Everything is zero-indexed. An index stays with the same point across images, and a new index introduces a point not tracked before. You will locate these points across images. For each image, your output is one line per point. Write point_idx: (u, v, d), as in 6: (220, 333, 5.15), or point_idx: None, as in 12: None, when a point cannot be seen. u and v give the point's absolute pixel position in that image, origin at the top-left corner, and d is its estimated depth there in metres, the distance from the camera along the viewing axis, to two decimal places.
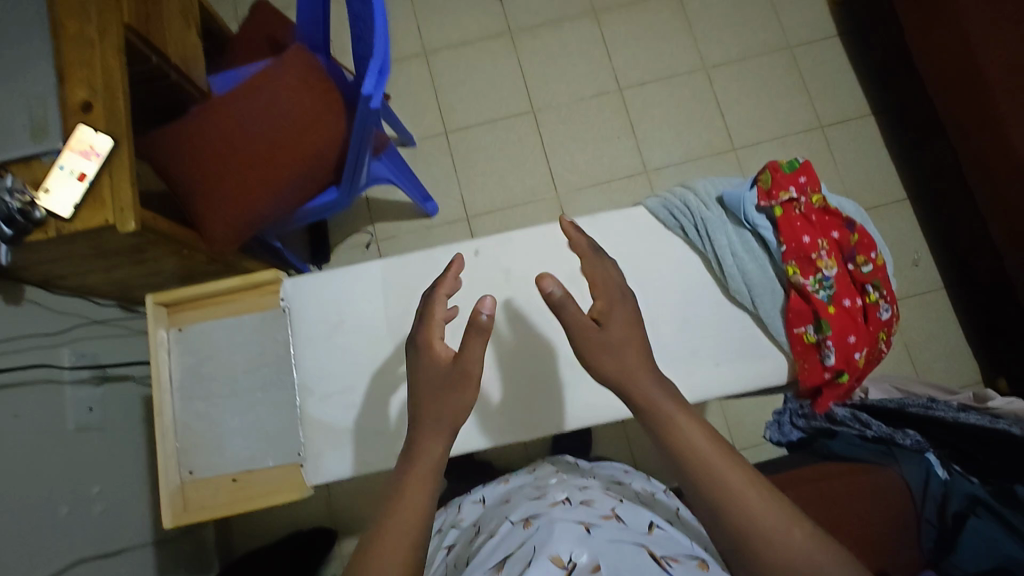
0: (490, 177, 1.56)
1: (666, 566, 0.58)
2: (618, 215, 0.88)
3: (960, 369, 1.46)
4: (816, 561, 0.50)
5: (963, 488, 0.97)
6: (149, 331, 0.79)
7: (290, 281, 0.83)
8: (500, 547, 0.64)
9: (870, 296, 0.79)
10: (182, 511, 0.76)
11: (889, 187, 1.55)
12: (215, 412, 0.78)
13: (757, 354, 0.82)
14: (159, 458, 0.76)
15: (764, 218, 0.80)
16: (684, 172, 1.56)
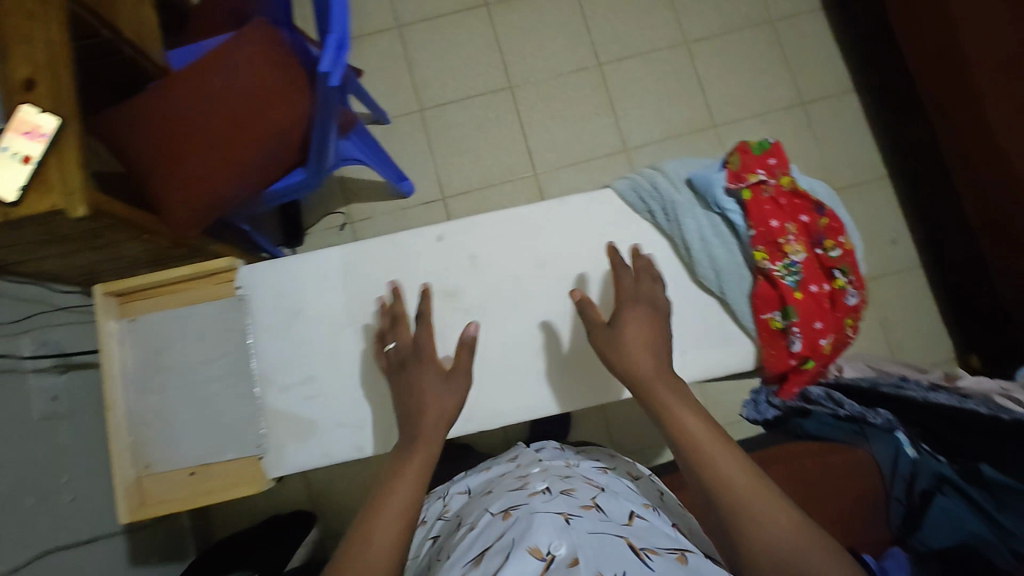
0: (466, 155, 1.53)
1: (645, 558, 0.58)
2: (585, 198, 0.87)
3: (934, 347, 1.47)
4: (799, 542, 0.55)
5: (931, 468, 0.97)
6: (99, 322, 0.80)
7: (247, 269, 0.84)
8: (481, 538, 0.63)
9: (839, 281, 0.78)
10: (139, 505, 0.79)
11: (869, 166, 1.54)
12: (169, 405, 0.81)
13: (724, 339, 0.82)
14: (115, 452, 0.78)
15: (731, 200, 0.79)
16: (664, 150, 1.54)
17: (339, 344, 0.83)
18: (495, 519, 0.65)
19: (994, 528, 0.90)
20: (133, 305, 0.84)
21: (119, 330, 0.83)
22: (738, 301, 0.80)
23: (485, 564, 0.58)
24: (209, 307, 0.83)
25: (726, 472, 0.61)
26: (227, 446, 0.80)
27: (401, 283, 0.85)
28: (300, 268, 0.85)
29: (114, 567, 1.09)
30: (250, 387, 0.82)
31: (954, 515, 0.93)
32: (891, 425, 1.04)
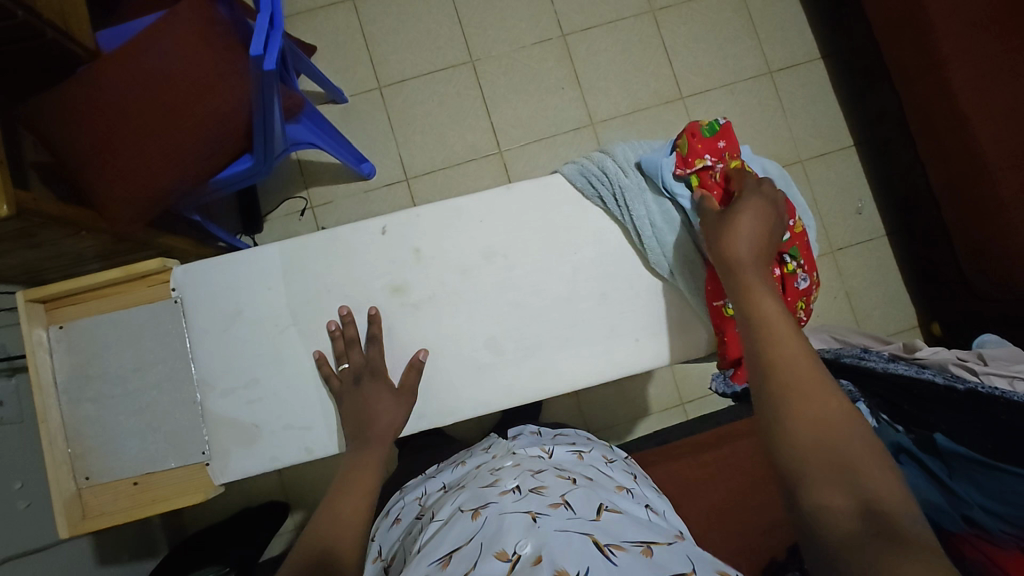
0: (429, 134, 1.48)
1: (610, 555, 0.56)
2: (534, 184, 0.85)
3: (898, 315, 1.49)
4: (842, 425, 0.54)
5: (890, 438, 1.02)
6: (25, 330, 0.78)
7: (181, 269, 0.82)
8: (448, 535, 0.63)
9: (789, 266, 0.77)
10: (81, 518, 0.78)
11: (837, 135, 1.53)
12: (106, 416, 0.79)
13: (679, 329, 0.83)
14: (51, 467, 0.77)
15: (680, 184, 0.78)
16: (631, 123, 1.51)
17: (285, 345, 0.82)
18: (464, 519, 0.65)
19: (948, 495, 0.92)
20: (61, 311, 0.82)
21: (49, 337, 0.81)
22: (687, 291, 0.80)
23: (453, 565, 0.58)
24: (140, 311, 0.81)
25: (790, 355, 0.59)
26: (170, 455, 0.79)
27: (345, 281, 0.83)
28: (239, 266, 0.82)
29: (79, 571, 1.07)
30: (191, 393, 0.81)
31: (914, 482, 0.95)
32: (853, 395, 1.08)
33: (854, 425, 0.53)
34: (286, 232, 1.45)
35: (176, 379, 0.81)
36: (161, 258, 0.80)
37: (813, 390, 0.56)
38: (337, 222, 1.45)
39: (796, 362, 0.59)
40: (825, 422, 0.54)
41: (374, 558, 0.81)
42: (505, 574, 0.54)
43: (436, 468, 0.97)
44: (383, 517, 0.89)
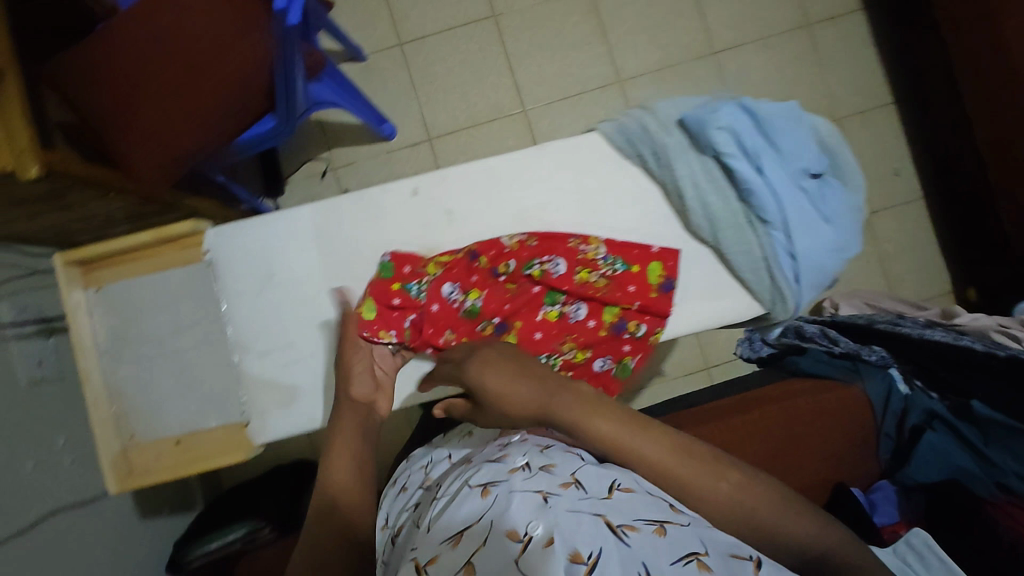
0: (451, 92, 1.44)
1: (623, 535, 0.54)
2: (569, 143, 0.83)
3: (932, 280, 1.45)
4: (743, 500, 0.61)
5: (923, 404, 0.99)
6: (64, 293, 0.80)
7: (214, 231, 0.82)
8: (458, 512, 0.60)
9: (505, 269, 0.80)
10: (126, 475, 0.81)
11: (878, 91, 1.45)
12: (146, 376, 0.81)
13: (717, 294, 0.81)
14: (98, 426, 0.80)
15: (725, 141, 0.75)
16: (660, 80, 1.45)
17: (317, 307, 0.82)
18: (473, 495, 0.61)
19: (981, 462, 0.91)
20: (96, 273, 0.83)
21: (86, 300, 0.83)
22: (731, 251, 0.78)
23: (465, 544, 0.56)
24: (175, 273, 0.82)
25: (661, 462, 0.63)
26: (209, 414, 0.81)
27: (379, 243, 0.83)
28: (268, 227, 0.82)
29: (123, 522, 1.12)
30: (227, 354, 0.82)
31: (946, 449, 0.94)
32: (886, 361, 1.08)
33: (748, 492, 0.62)
34: (307, 194, 1.44)
35: (211, 341, 0.82)
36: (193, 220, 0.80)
37: (699, 483, 0.62)
38: (359, 183, 1.43)
39: (676, 466, 0.62)
40: (729, 501, 0.61)
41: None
42: (517, 558, 0.52)
43: (441, 438, 0.96)
44: (391, 486, 0.88)
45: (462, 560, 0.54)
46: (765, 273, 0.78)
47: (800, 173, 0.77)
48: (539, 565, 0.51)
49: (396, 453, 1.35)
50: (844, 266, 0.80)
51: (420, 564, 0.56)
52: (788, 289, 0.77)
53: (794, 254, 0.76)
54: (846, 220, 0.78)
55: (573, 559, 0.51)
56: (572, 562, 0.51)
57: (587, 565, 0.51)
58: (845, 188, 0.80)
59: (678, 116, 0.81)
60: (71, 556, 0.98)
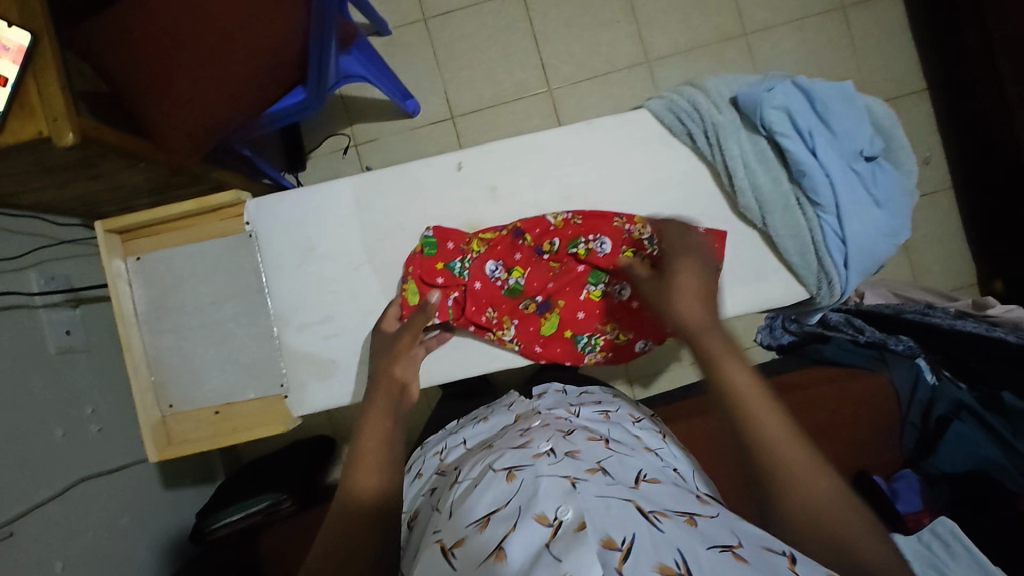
0: (476, 69, 1.42)
1: (655, 521, 0.53)
2: (615, 119, 0.84)
3: (958, 272, 1.43)
4: (835, 505, 0.52)
5: (951, 394, 0.98)
6: (106, 261, 0.83)
7: (254, 202, 0.85)
8: (483, 495, 0.59)
9: (550, 248, 0.83)
10: (166, 444, 0.85)
11: (911, 77, 1.42)
12: (187, 346, 0.85)
13: (761, 277, 0.82)
14: (139, 393, 0.84)
15: (779, 120, 0.76)
16: (689, 61, 1.42)
17: (360, 280, 0.85)
18: (497, 480, 0.61)
19: (1013, 457, 0.89)
20: (136, 243, 0.86)
21: (127, 268, 0.86)
22: (779, 234, 0.78)
23: (491, 528, 0.54)
24: (214, 243, 0.85)
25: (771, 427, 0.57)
26: (249, 385, 0.85)
27: (426, 218, 0.85)
28: (311, 199, 0.85)
29: (148, 491, 1.14)
30: (269, 326, 0.85)
31: (970, 439, 0.93)
32: (913, 351, 1.06)
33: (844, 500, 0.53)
34: (329, 170, 1.42)
35: (252, 312, 0.85)
36: (234, 191, 0.83)
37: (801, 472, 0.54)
38: (381, 160, 1.42)
39: (786, 454, 0.55)
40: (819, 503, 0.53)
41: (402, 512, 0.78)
42: (547, 541, 0.51)
43: (455, 423, 0.96)
44: (407, 471, 0.88)
45: (492, 546, 0.52)
46: (813, 257, 0.78)
47: (854, 156, 0.77)
48: (570, 548, 0.49)
49: (415, 431, 1.36)
50: (891, 251, 0.80)
51: (446, 546, 0.56)
52: (835, 274, 0.78)
53: (844, 238, 0.76)
54: (898, 205, 0.78)
55: (606, 545, 0.49)
56: (605, 547, 0.49)
57: (621, 552, 0.49)
58: (899, 172, 0.79)
59: (731, 94, 0.81)
60: (99, 522, 1.00)
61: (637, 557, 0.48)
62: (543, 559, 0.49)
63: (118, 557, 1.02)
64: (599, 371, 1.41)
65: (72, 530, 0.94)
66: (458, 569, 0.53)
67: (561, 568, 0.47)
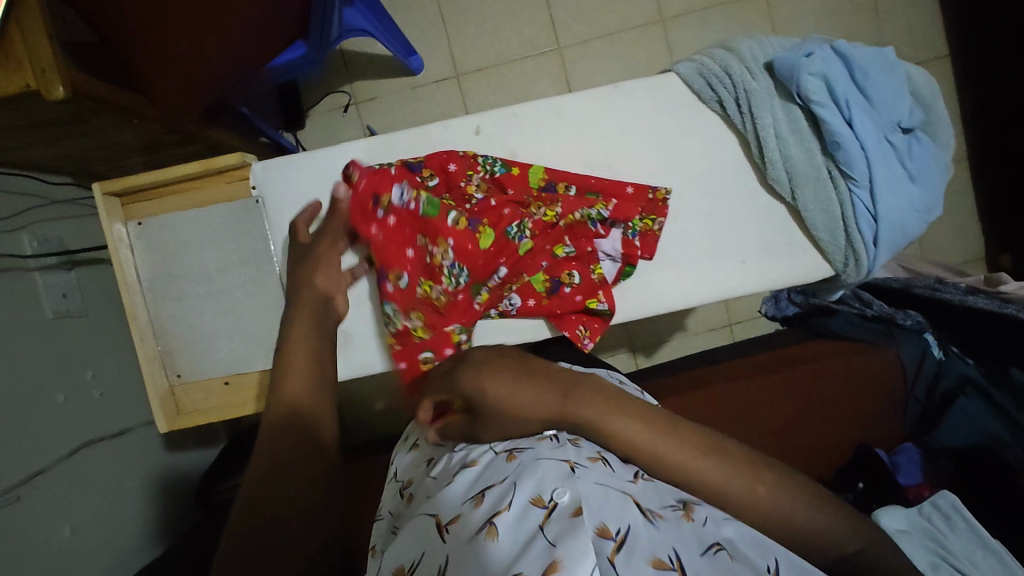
0: (482, 25, 1.35)
1: (653, 518, 0.51)
2: (645, 84, 0.82)
3: (966, 245, 1.41)
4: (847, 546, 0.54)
5: (958, 369, 0.98)
6: (106, 225, 0.80)
7: (261, 165, 0.83)
8: (479, 474, 0.58)
9: (426, 290, 0.79)
10: (175, 414, 0.84)
11: (934, 42, 1.37)
12: (190, 314, 0.83)
13: (789, 251, 0.80)
14: (145, 363, 0.82)
15: (816, 88, 0.73)
16: (705, 21, 1.36)
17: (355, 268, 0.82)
18: (498, 461, 0.59)
19: (1013, 430, 0.90)
20: (136, 206, 0.84)
21: (127, 233, 0.83)
22: (808, 209, 0.76)
23: (486, 505, 0.54)
24: (221, 207, 0.83)
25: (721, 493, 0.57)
26: (258, 356, 0.83)
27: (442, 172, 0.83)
28: (324, 161, 0.83)
29: (151, 454, 1.13)
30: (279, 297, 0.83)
31: (976, 414, 0.95)
32: (921, 326, 1.02)
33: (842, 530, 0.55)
34: (329, 130, 1.37)
35: (258, 280, 0.83)
36: (239, 153, 0.80)
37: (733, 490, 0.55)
38: (383, 120, 1.37)
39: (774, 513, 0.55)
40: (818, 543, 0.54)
41: (394, 480, 0.77)
42: (540, 525, 0.50)
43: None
44: (401, 443, 0.86)
45: (484, 520, 0.52)
46: (841, 234, 0.76)
47: (891, 128, 0.76)
48: (565, 534, 0.48)
49: None
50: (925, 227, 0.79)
51: (441, 521, 0.55)
52: (863, 251, 0.76)
53: (875, 214, 0.75)
54: (933, 179, 0.76)
55: (600, 533, 0.48)
56: (599, 536, 0.48)
57: (614, 543, 0.47)
58: (934, 146, 0.78)
59: (767, 59, 0.78)
60: (104, 485, 1.00)
61: (630, 550, 0.47)
62: (537, 544, 0.48)
63: (123, 519, 1.03)
64: (602, 340, 1.40)
65: (76, 495, 0.93)
66: (450, 544, 0.53)
67: (554, 552, 0.47)
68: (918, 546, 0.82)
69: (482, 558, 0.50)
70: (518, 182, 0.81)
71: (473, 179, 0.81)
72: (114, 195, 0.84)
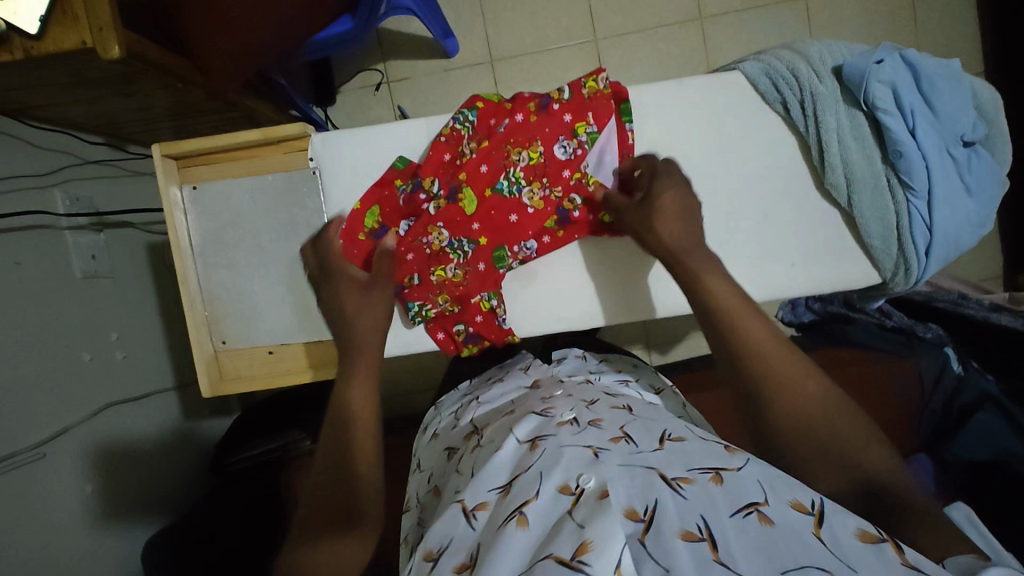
0: (519, 11, 1.34)
1: (678, 488, 0.46)
2: (708, 79, 0.83)
3: (984, 264, 1.42)
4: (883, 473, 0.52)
5: (977, 385, 0.97)
6: (164, 188, 0.82)
7: (318, 138, 0.84)
8: (504, 466, 0.56)
9: (440, 274, 0.83)
10: (216, 380, 0.86)
11: (969, 59, 1.36)
12: (239, 282, 0.85)
13: (832, 260, 0.82)
14: (193, 330, 0.84)
15: (883, 96, 0.74)
16: (743, 22, 1.35)
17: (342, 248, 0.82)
18: (520, 451, 0.56)
19: None
20: (191, 171, 0.85)
21: (182, 197, 0.85)
22: (864, 215, 0.77)
23: (513, 495, 0.50)
24: (277, 177, 0.84)
25: (802, 402, 0.55)
26: (303, 328, 0.85)
27: None
28: (380, 139, 0.85)
29: (169, 420, 1.13)
30: None
31: (993, 429, 0.93)
32: (942, 339, 1.05)
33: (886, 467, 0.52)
34: (359, 107, 1.37)
35: (304, 253, 0.84)
36: (302, 124, 0.81)
37: (786, 374, 0.56)
38: (414, 100, 1.36)
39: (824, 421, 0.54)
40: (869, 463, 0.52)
41: (417, 470, 0.77)
42: (568, 509, 0.46)
43: (470, 382, 0.90)
44: (421, 432, 0.86)
45: (513, 508, 0.48)
46: (894, 241, 0.77)
47: (953, 140, 0.76)
48: (594, 515, 0.44)
49: (435, 380, 1.37)
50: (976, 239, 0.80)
51: (467, 507, 0.53)
52: (914, 260, 0.77)
53: (930, 225, 0.76)
54: (988, 194, 0.77)
55: (629, 516, 0.44)
56: (625, 518, 0.44)
57: (644, 523, 0.43)
58: (993, 160, 0.79)
59: (834, 63, 0.78)
60: (124, 447, 1.00)
61: (660, 528, 0.42)
62: (564, 526, 0.44)
63: (140, 481, 1.03)
64: (619, 335, 1.41)
65: (99, 453, 0.94)
66: (480, 532, 0.50)
67: (583, 534, 0.42)
68: None
69: (507, 543, 0.45)
70: (483, 132, 0.84)
71: (464, 148, 0.83)
72: (169, 158, 0.85)
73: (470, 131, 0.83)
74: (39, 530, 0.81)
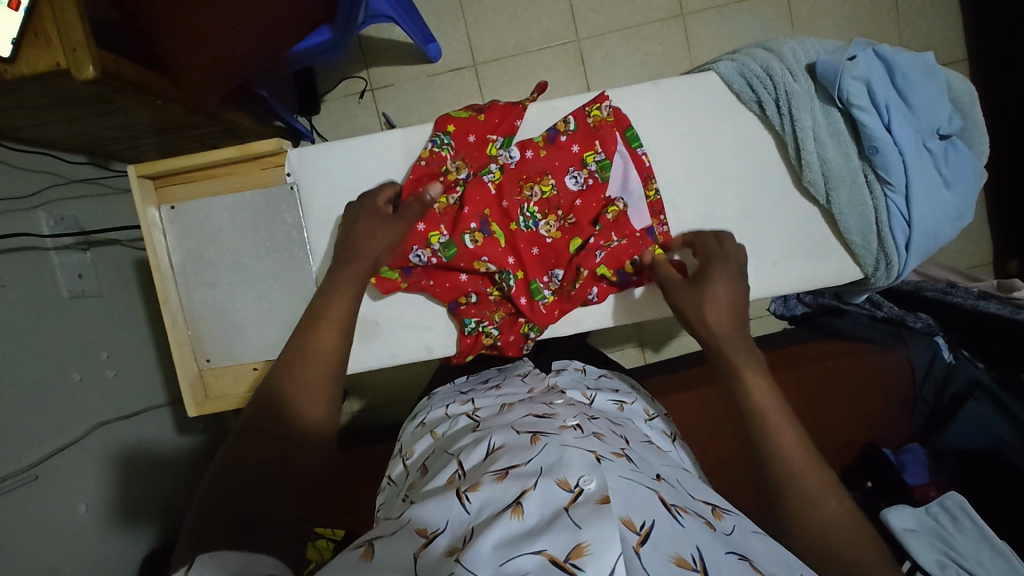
0: (500, 14, 1.34)
1: (677, 514, 0.47)
2: (684, 80, 0.83)
3: (973, 251, 1.42)
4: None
5: (967, 372, 0.98)
6: (141, 209, 0.82)
7: (295, 152, 0.84)
8: (502, 456, 0.53)
9: (496, 291, 0.83)
10: (203, 399, 0.85)
11: (952, 47, 1.36)
12: (222, 300, 0.85)
13: (812, 257, 0.82)
14: (177, 349, 0.84)
15: (858, 92, 0.74)
16: (725, 17, 1.35)
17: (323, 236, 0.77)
18: (519, 441, 0.55)
19: (1016, 429, 0.89)
20: (169, 190, 0.85)
21: (160, 216, 0.85)
22: (843, 212, 0.77)
23: (508, 481, 0.49)
24: (255, 194, 0.84)
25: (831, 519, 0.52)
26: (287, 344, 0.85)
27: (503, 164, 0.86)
28: (354, 150, 0.84)
29: (162, 436, 1.13)
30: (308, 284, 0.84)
31: (986, 420, 0.94)
32: (932, 329, 1.06)
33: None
34: (344, 116, 1.37)
35: (286, 268, 0.84)
36: (278, 139, 0.81)
37: (815, 487, 0.53)
38: (398, 107, 1.36)
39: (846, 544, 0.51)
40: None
41: (398, 455, 0.77)
42: (566, 506, 0.46)
43: (464, 381, 0.90)
44: (409, 422, 0.85)
45: (508, 500, 0.47)
46: (874, 238, 0.78)
47: (929, 134, 0.77)
48: (593, 517, 0.44)
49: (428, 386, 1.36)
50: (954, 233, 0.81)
51: (459, 490, 0.50)
52: (895, 254, 0.78)
53: (909, 220, 0.76)
54: (967, 185, 0.77)
55: (624, 524, 0.44)
56: (623, 525, 0.44)
57: (640, 535, 0.44)
58: (971, 153, 0.79)
59: (808, 62, 0.79)
60: (118, 465, 1.00)
61: (655, 543, 0.43)
62: (561, 521, 0.44)
63: (136, 500, 1.03)
64: (612, 334, 1.41)
65: (95, 472, 0.94)
66: (474, 516, 0.47)
67: (580, 535, 0.42)
68: (927, 546, 0.89)
69: (499, 530, 0.44)
70: (482, 159, 0.83)
71: (448, 168, 0.81)
72: (147, 178, 0.85)
73: (450, 152, 0.82)
74: (34, 552, 0.81)
